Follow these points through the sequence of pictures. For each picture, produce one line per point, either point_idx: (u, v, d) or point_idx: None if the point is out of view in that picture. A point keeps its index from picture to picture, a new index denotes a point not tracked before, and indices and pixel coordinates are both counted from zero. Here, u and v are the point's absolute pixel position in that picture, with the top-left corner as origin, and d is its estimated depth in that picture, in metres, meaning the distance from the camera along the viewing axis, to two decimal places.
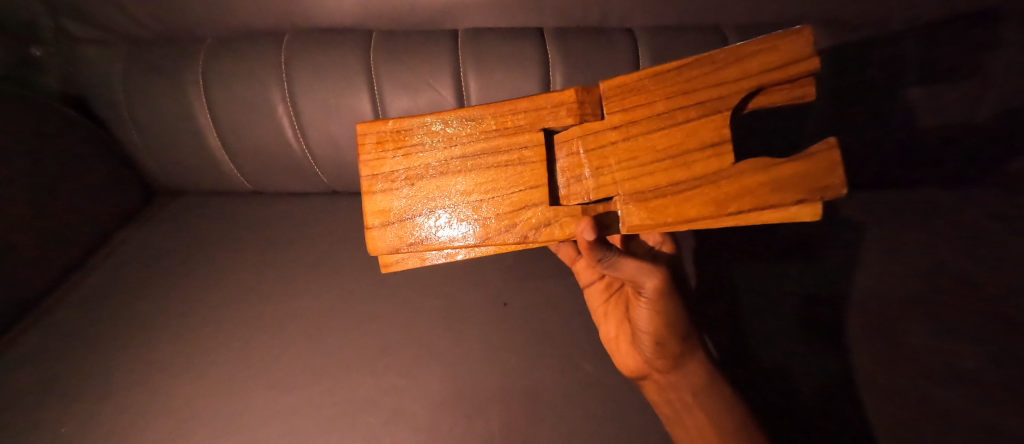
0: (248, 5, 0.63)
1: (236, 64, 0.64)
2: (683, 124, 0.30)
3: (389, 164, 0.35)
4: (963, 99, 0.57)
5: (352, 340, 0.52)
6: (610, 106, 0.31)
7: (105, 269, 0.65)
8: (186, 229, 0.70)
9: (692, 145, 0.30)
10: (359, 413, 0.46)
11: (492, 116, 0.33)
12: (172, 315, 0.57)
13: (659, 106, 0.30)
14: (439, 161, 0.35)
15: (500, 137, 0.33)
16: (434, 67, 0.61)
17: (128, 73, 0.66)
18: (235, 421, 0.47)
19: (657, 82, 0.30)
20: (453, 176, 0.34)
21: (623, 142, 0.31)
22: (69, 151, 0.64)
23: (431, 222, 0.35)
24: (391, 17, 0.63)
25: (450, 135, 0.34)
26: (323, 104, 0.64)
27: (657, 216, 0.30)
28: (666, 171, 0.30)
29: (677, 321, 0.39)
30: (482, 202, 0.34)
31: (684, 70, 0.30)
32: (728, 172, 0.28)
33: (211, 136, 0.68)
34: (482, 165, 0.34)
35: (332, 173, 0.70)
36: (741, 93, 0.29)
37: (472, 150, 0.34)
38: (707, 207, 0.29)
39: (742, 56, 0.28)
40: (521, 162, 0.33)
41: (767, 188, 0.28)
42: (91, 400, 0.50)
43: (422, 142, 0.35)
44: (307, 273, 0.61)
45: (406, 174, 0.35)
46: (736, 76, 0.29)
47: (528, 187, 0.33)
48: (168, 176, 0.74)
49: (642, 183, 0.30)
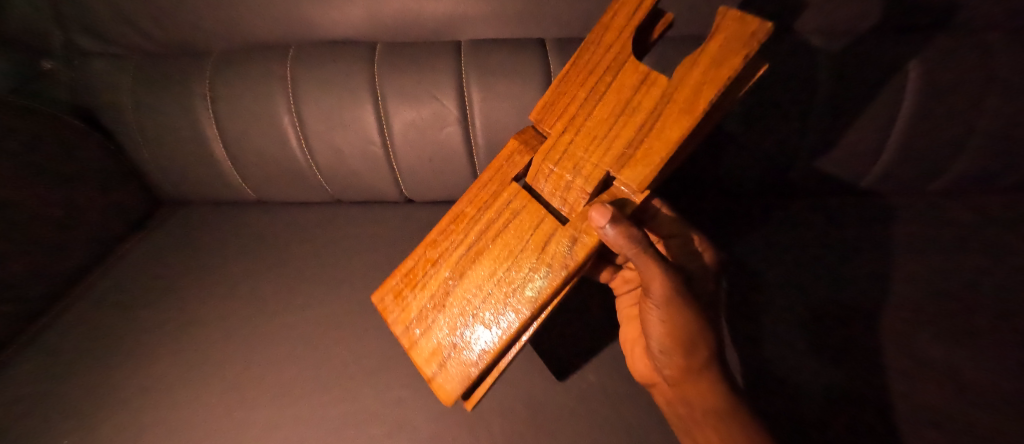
0: (254, 16, 0.64)
1: (241, 75, 0.65)
2: (608, 93, 0.35)
3: (415, 304, 0.39)
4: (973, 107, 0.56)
5: (352, 352, 0.52)
6: (550, 125, 0.38)
7: (109, 281, 0.65)
8: (188, 236, 0.71)
9: (633, 95, 0.33)
10: (355, 427, 0.46)
11: (469, 204, 0.40)
12: (174, 321, 0.58)
13: (584, 92, 0.37)
14: (452, 266, 0.39)
15: (487, 212, 0.39)
16: (437, 78, 0.61)
17: (136, 86, 0.67)
18: (239, 432, 0.47)
19: (569, 91, 0.38)
20: (467, 271, 0.38)
21: (577, 133, 0.36)
22: (78, 164, 0.65)
23: (475, 321, 0.36)
24: (395, 29, 0.64)
25: (450, 241, 0.40)
26: (329, 114, 0.64)
27: (649, 160, 0.30)
28: (629, 123, 0.33)
29: (688, 328, 0.39)
30: (506, 270, 0.36)
31: (579, 68, 0.38)
32: (669, 83, 0.31)
33: (216, 146, 0.69)
34: (486, 242, 0.37)
35: (338, 182, 0.71)
36: (629, 45, 0.35)
37: (470, 241, 0.39)
38: (679, 116, 0.29)
39: (606, 30, 0.37)
40: (515, 214, 0.37)
41: (710, 57, 0.29)
42: (92, 404, 0.50)
43: (428, 268, 0.40)
44: (307, 282, 0.61)
45: (433, 297, 0.39)
46: (615, 39, 0.36)
47: (532, 228, 0.36)
48: (174, 188, 0.75)
49: (618, 145, 0.33)
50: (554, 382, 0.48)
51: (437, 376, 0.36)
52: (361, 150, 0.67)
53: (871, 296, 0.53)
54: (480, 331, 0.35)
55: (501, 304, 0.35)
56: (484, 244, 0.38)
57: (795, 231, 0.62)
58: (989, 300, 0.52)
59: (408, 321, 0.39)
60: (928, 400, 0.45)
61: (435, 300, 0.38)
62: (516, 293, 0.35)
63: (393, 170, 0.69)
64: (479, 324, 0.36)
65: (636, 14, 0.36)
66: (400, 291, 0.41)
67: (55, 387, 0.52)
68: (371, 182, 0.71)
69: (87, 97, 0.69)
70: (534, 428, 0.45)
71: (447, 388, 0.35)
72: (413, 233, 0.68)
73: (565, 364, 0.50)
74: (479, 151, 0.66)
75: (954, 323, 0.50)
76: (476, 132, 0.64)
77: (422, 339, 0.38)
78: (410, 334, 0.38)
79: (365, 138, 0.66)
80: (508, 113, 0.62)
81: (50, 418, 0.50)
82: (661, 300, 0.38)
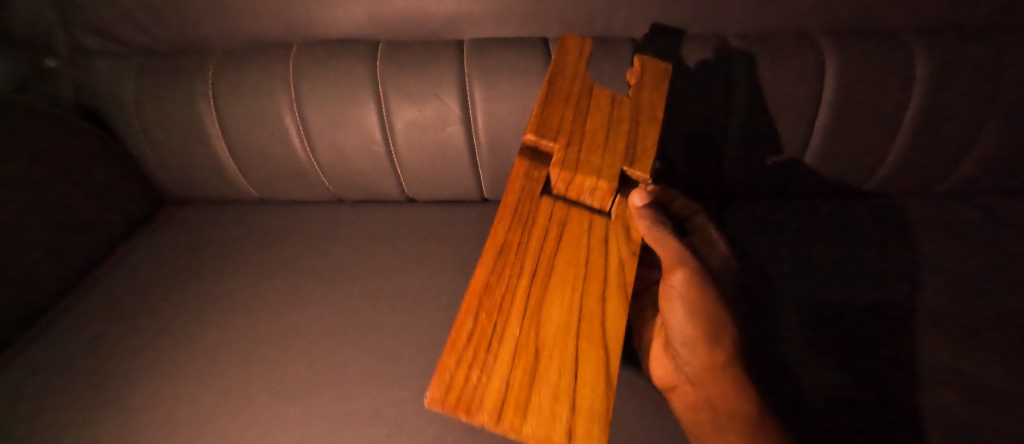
0: (258, 15, 0.64)
1: (243, 73, 0.64)
2: (589, 109, 0.41)
3: (499, 372, 0.31)
4: (951, 121, 0.60)
5: (353, 351, 0.52)
6: (551, 138, 0.39)
7: (111, 281, 0.65)
8: (191, 234, 0.71)
9: (611, 112, 0.41)
10: (356, 426, 0.46)
11: (506, 235, 0.36)
12: (177, 318, 0.58)
13: (569, 113, 0.40)
14: (524, 307, 0.34)
15: (534, 231, 0.37)
16: (440, 77, 0.61)
17: (140, 84, 0.67)
18: (242, 428, 0.47)
19: (554, 107, 0.40)
20: (543, 297, 0.34)
21: (580, 143, 0.39)
22: (77, 161, 0.64)
23: (579, 341, 0.33)
24: (398, 27, 0.64)
25: (508, 278, 0.35)
26: (331, 113, 0.64)
27: (645, 154, 0.40)
28: (617, 130, 0.40)
29: (710, 316, 0.42)
30: (584, 275, 0.36)
31: (552, 88, 0.41)
32: (630, 102, 0.42)
33: (219, 145, 0.69)
34: (551, 258, 0.36)
35: (339, 181, 0.71)
36: (586, 75, 0.43)
37: (529, 266, 0.35)
38: (652, 123, 0.41)
39: (562, 58, 0.43)
40: (563, 226, 0.37)
41: (650, 85, 0.43)
42: (94, 401, 0.50)
43: (495, 320, 0.33)
44: (311, 279, 0.62)
45: (516, 344, 0.32)
46: (576, 66, 0.43)
47: (582, 233, 0.37)
48: (176, 186, 0.75)
49: (620, 146, 0.39)
50: None
51: (576, 422, 0.30)
52: (363, 149, 0.67)
53: (861, 296, 0.55)
54: (588, 350, 0.33)
55: (602, 316, 0.34)
56: (549, 267, 0.35)
57: (792, 233, 0.63)
58: (968, 301, 0.55)
59: (499, 392, 0.31)
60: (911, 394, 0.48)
61: (524, 351, 0.32)
62: (608, 299, 0.35)
63: (395, 169, 0.69)
64: (586, 342, 0.33)
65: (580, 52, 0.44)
66: (464, 365, 0.31)
67: (57, 388, 0.52)
68: (374, 181, 0.70)
69: (91, 95, 0.69)
70: None
71: (595, 426, 0.30)
72: (415, 231, 0.68)
73: None
74: (482, 150, 0.66)
75: (938, 323, 0.52)
76: (479, 131, 0.64)
77: (535, 398, 0.31)
78: (512, 407, 0.30)
79: (367, 137, 0.66)
80: (511, 112, 0.62)
81: (53, 418, 0.49)
82: (681, 286, 0.42)
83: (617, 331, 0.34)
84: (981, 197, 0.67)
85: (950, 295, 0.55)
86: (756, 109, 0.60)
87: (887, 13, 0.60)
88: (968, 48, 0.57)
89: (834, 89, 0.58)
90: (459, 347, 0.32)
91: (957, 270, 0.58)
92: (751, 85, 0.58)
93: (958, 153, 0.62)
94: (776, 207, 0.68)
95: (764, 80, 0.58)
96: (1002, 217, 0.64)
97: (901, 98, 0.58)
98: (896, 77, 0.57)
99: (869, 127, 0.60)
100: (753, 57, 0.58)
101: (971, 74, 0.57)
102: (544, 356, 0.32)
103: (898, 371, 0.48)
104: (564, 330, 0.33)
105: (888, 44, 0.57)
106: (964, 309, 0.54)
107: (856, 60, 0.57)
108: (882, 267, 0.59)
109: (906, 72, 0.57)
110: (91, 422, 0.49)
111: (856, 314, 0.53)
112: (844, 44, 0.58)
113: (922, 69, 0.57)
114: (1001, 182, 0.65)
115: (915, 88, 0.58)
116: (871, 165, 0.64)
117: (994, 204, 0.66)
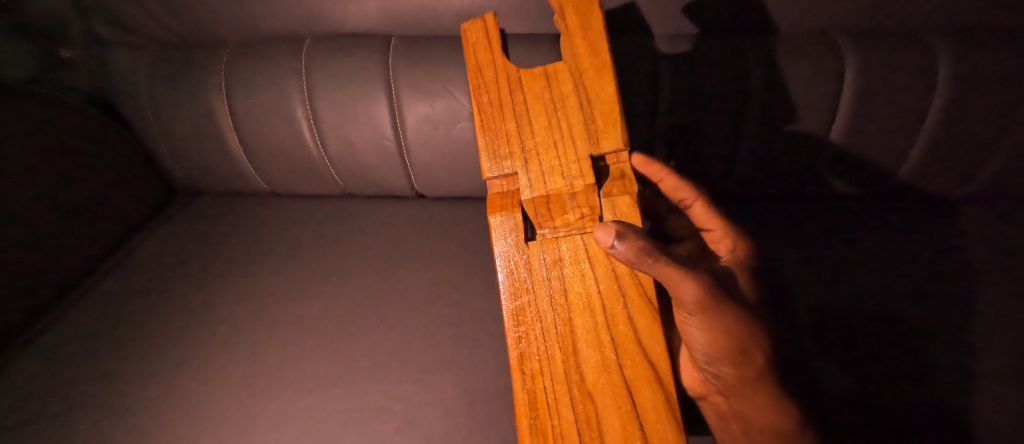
0: (271, 9, 0.64)
1: (256, 67, 0.64)
2: (531, 102, 0.39)
3: (569, 429, 0.32)
4: (987, 120, 0.56)
5: (362, 344, 0.53)
6: (510, 165, 0.38)
7: (125, 272, 0.66)
8: (204, 225, 0.72)
9: (550, 89, 0.39)
10: (366, 420, 0.46)
11: (513, 302, 0.35)
12: (190, 309, 0.59)
13: (512, 122, 0.39)
14: (563, 358, 0.34)
15: (537, 281, 0.35)
16: (451, 73, 0.61)
17: (153, 76, 0.67)
18: (252, 418, 0.47)
19: (495, 126, 0.39)
20: (574, 340, 0.34)
21: (539, 150, 0.38)
22: (92, 151, 0.65)
23: (625, 368, 0.33)
24: (411, 23, 0.64)
25: (535, 339, 0.34)
26: (342, 107, 0.64)
27: (606, 114, 0.37)
28: (563, 109, 0.38)
29: (732, 330, 0.37)
30: (599, 300, 0.34)
31: (483, 107, 0.39)
32: (566, 63, 0.39)
33: (231, 138, 0.70)
34: (565, 299, 0.35)
35: (350, 175, 0.71)
36: (506, 66, 0.40)
37: (548, 316, 0.35)
38: (597, 72, 0.38)
39: (479, 65, 0.41)
40: (560, 265, 0.35)
41: (575, 27, 0.39)
42: (108, 388, 0.51)
43: (544, 383, 0.33)
44: (321, 273, 0.62)
45: (575, 396, 0.33)
46: (497, 64, 0.40)
47: (583, 259, 0.35)
48: (190, 178, 0.76)
49: (576, 125, 0.38)
50: None
51: None
52: (374, 143, 0.67)
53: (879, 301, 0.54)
54: (640, 370, 0.32)
55: (635, 335, 0.33)
56: (566, 309, 0.34)
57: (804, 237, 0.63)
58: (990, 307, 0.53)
59: None
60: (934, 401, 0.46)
61: (580, 396, 0.32)
62: (634, 317, 0.34)
63: (405, 166, 0.69)
64: (633, 364, 0.33)
65: (494, 42, 0.41)
66: (539, 431, 0.33)
67: (71, 377, 0.53)
68: (384, 176, 0.70)
69: (107, 86, 0.69)
70: None
71: (670, 440, 0.30)
72: (424, 227, 0.68)
73: None
74: None
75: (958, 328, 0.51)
76: None
77: (610, 434, 0.31)
78: None
79: (378, 133, 0.66)
80: None
81: (66, 407, 0.50)
82: (691, 308, 0.36)
83: (655, 343, 0.33)
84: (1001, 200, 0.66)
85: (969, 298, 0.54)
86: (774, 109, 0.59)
87: None
88: (1003, 43, 0.54)
89: (865, 83, 0.55)
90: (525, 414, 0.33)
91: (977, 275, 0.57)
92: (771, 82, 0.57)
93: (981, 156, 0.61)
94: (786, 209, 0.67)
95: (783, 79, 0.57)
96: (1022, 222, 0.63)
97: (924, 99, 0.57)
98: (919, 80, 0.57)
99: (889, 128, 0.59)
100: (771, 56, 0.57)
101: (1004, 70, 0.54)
102: (602, 395, 0.32)
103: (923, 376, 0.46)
104: (608, 366, 0.33)
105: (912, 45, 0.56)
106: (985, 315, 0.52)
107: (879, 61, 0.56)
108: (899, 273, 0.57)
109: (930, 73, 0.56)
110: (106, 408, 0.50)
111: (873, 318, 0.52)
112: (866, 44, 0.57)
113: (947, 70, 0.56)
114: None
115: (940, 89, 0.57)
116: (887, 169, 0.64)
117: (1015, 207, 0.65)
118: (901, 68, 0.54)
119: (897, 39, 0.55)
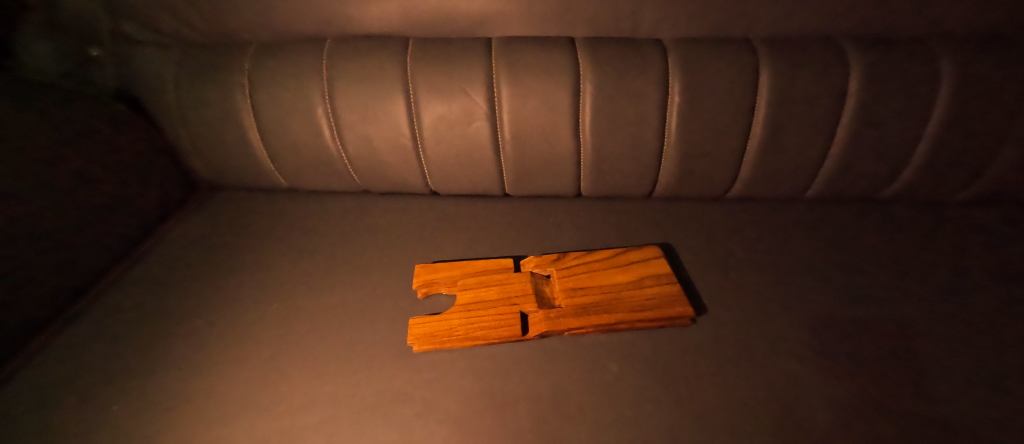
0: (295, 14, 0.67)
1: (279, 67, 0.67)
2: (485, 293, 0.57)
3: (673, 289, 0.57)
4: (965, 121, 0.62)
5: (385, 331, 0.55)
6: (542, 320, 0.54)
7: (150, 260, 0.67)
8: (226, 220, 0.75)
9: (474, 286, 0.59)
10: (386, 401, 0.47)
11: (627, 319, 0.54)
12: (216, 297, 0.61)
13: (496, 308, 0.56)
14: (657, 313, 0.54)
15: (610, 310, 0.55)
16: (469, 73, 0.64)
17: (179, 73, 0.70)
18: (274, 399, 0.48)
19: (502, 319, 0.54)
20: (642, 312, 0.54)
21: (521, 299, 0.56)
22: (115, 141, 0.67)
23: (666, 297, 0.56)
24: (429, 26, 0.66)
25: (652, 317, 0.54)
26: (361, 105, 0.66)
27: (489, 268, 0.61)
28: (487, 276, 0.60)
29: None
30: (620, 301, 0.56)
31: (492, 332, 0.53)
32: (445, 276, 0.60)
33: (252, 135, 0.72)
34: (626, 310, 0.55)
35: (367, 173, 0.74)
36: (456, 306, 0.56)
37: (640, 312, 0.54)
38: (446, 266, 0.62)
39: (452, 340, 0.52)
40: (599, 305, 0.55)
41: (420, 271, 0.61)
42: (130, 371, 0.52)
43: (673, 316, 0.54)
44: (341, 264, 0.65)
45: (678, 312, 0.54)
46: (456, 312, 0.56)
47: (591, 290, 0.57)
48: (212, 175, 0.79)
49: (501, 275, 0.60)
50: (578, 370, 0.49)
51: (658, 280, 0.58)
52: (392, 142, 0.69)
53: (881, 297, 0.56)
54: (637, 282, 0.58)
55: (625, 276, 0.59)
56: (633, 311, 0.54)
57: (807, 236, 0.66)
58: (994, 297, 0.55)
59: (674, 297, 0.56)
60: (950, 383, 0.46)
61: (665, 298, 0.56)
62: (616, 281, 0.58)
63: (422, 164, 0.72)
64: (654, 280, 0.58)
65: (450, 317, 0.55)
66: (674, 301, 0.55)
67: (95, 359, 0.53)
68: (400, 173, 0.73)
69: (134, 85, 0.72)
70: (561, 415, 0.45)
71: None
72: (440, 224, 0.71)
73: (589, 356, 0.51)
74: (507, 147, 0.68)
75: (961, 318, 0.53)
76: (505, 128, 0.66)
77: (659, 286, 0.57)
78: (666, 285, 0.57)
79: (396, 132, 0.68)
80: (536, 110, 0.65)
81: (83, 388, 0.50)
82: None
83: (629, 276, 0.59)
84: (987, 202, 0.69)
85: (981, 296, 0.55)
86: (781, 109, 0.63)
87: (911, 18, 0.62)
88: (976, 51, 0.60)
89: (853, 91, 0.62)
90: (676, 321, 0.54)
91: (978, 269, 0.59)
92: (771, 85, 0.62)
93: (970, 158, 0.65)
94: (787, 210, 0.71)
95: (788, 81, 0.61)
96: (1011, 221, 0.66)
97: (913, 100, 0.61)
98: (916, 83, 0.60)
99: (881, 126, 0.63)
100: (777, 60, 0.61)
101: (977, 72, 0.60)
102: (666, 299, 0.56)
103: (924, 367, 0.48)
104: (652, 294, 0.56)
105: (910, 50, 0.61)
106: (986, 303, 0.54)
107: (879, 66, 0.60)
108: (898, 267, 0.60)
109: (930, 77, 0.60)
110: (127, 392, 0.50)
111: (877, 313, 0.54)
112: (869, 51, 0.61)
113: (949, 72, 0.60)
114: (1011, 189, 0.67)
115: (943, 88, 0.61)
116: (888, 171, 0.67)
117: (1000, 207, 0.69)
118: (884, 75, 0.61)
119: (881, 49, 0.61)
